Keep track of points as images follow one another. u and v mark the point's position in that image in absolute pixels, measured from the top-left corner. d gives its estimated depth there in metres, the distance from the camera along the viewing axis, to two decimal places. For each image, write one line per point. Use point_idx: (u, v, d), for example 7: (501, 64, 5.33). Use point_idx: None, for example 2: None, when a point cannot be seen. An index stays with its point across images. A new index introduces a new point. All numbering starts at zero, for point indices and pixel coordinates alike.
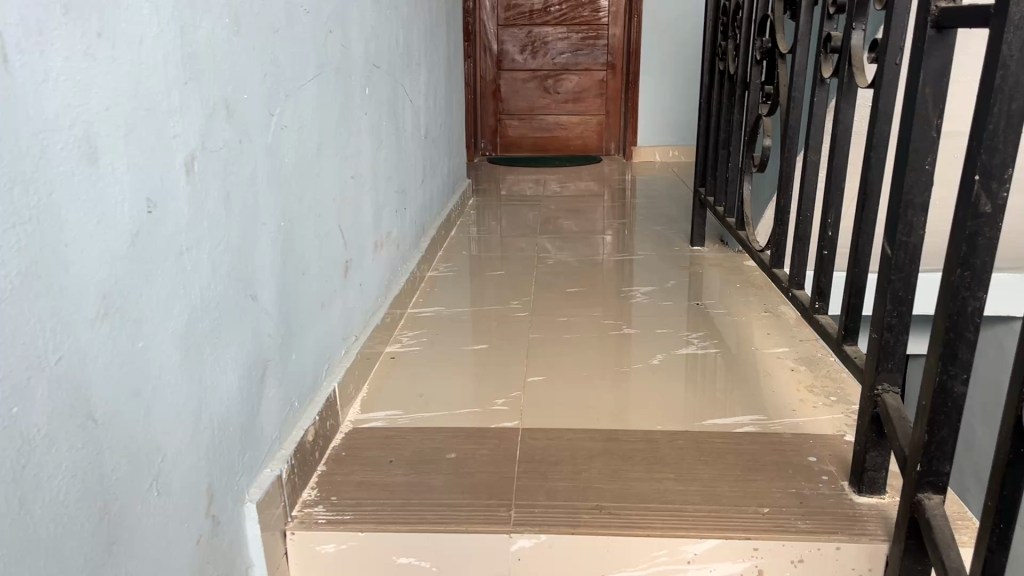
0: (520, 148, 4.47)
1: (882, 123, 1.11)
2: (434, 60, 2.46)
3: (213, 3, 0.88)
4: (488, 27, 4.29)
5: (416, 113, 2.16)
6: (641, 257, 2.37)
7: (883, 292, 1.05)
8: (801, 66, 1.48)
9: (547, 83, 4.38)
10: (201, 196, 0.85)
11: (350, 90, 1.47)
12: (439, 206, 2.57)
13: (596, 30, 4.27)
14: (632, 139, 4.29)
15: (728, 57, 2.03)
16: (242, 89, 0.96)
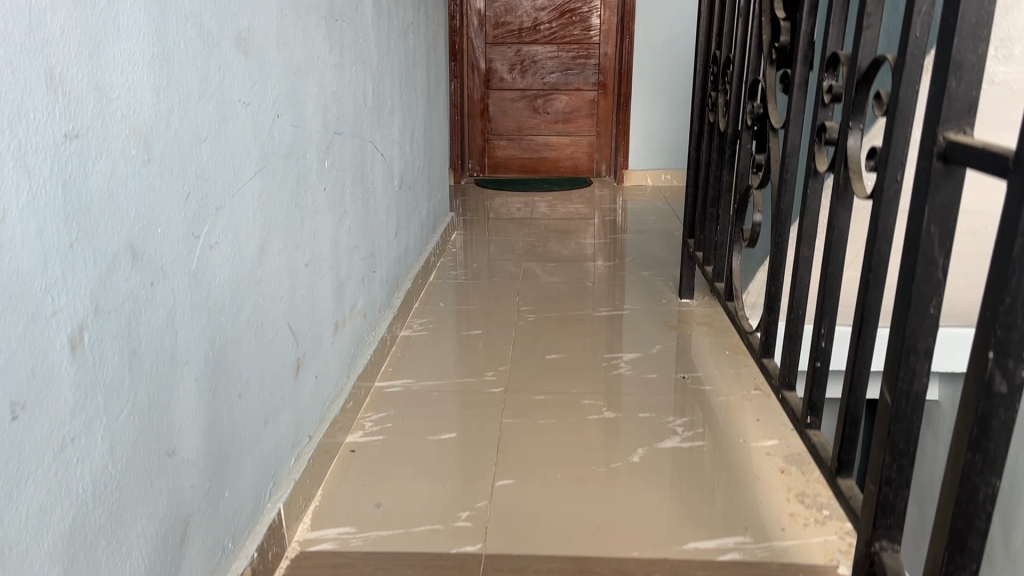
0: (509, 169, 4.36)
1: (882, 243, 1.00)
2: (411, 101, 2.34)
3: (115, 139, 0.77)
4: (476, 45, 4.16)
5: (390, 165, 2.04)
6: (627, 313, 2.25)
7: (882, 441, 0.93)
8: (794, 147, 1.37)
9: (537, 103, 4.26)
10: (93, 368, 0.73)
11: (305, 170, 1.35)
12: (417, 252, 2.45)
13: (586, 49, 4.15)
14: (624, 162, 4.16)
15: (718, 112, 1.92)
16: (154, 223, 0.84)
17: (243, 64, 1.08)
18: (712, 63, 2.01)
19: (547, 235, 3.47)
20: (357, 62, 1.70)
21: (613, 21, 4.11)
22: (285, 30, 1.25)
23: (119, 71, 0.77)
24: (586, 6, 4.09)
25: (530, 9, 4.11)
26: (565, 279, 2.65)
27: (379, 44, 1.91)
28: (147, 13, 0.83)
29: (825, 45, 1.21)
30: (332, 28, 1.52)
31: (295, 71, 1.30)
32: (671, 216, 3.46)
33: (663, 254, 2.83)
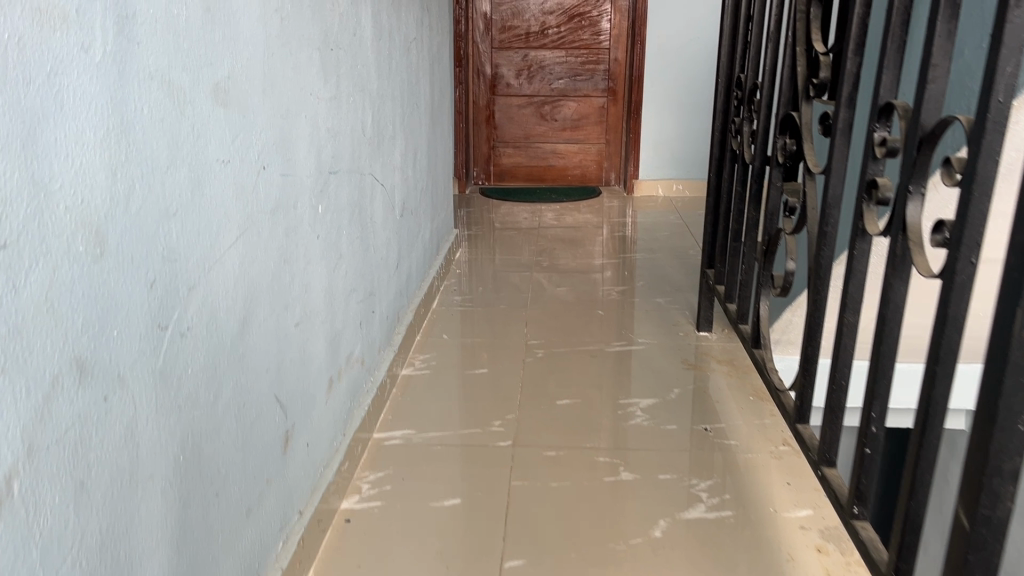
0: (515, 178, 4.23)
1: (952, 331, 0.87)
2: (414, 121, 2.21)
3: (55, 237, 0.64)
4: (481, 50, 4.03)
5: (391, 194, 1.91)
6: (642, 347, 2.12)
7: (956, 569, 0.81)
8: (836, 197, 1.24)
9: (544, 109, 4.12)
10: (25, 521, 0.61)
11: (296, 220, 1.23)
12: (420, 278, 2.33)
13: (595, 54, 4.02)
14: (635, 171, 4.02)
15: (744, 142, 1.80)
16: (109, 325, 0.72)
17: (223, 117, 0.96)
18: (735, 87, 1.89)
19: (554, 245, 3.34)
20: (357, 91, 1.58)
21: (624, 26, 3.97)
22: (271, 68, 1.12)
23: (64, 158, 0.65)
24: (596, 9, 3.95)
25: (538, 13, 3.97)
26: (574, 302, 2.52)
27: (379, 66, 1.78)
28: (101, 80, 0.70)
29: (876, 92, 1.08)
30: (327, 59, 1.39)
31: (284, 113, 1.17)
32: (683, 231, 3.33)
33: (677, 276, 2.71)
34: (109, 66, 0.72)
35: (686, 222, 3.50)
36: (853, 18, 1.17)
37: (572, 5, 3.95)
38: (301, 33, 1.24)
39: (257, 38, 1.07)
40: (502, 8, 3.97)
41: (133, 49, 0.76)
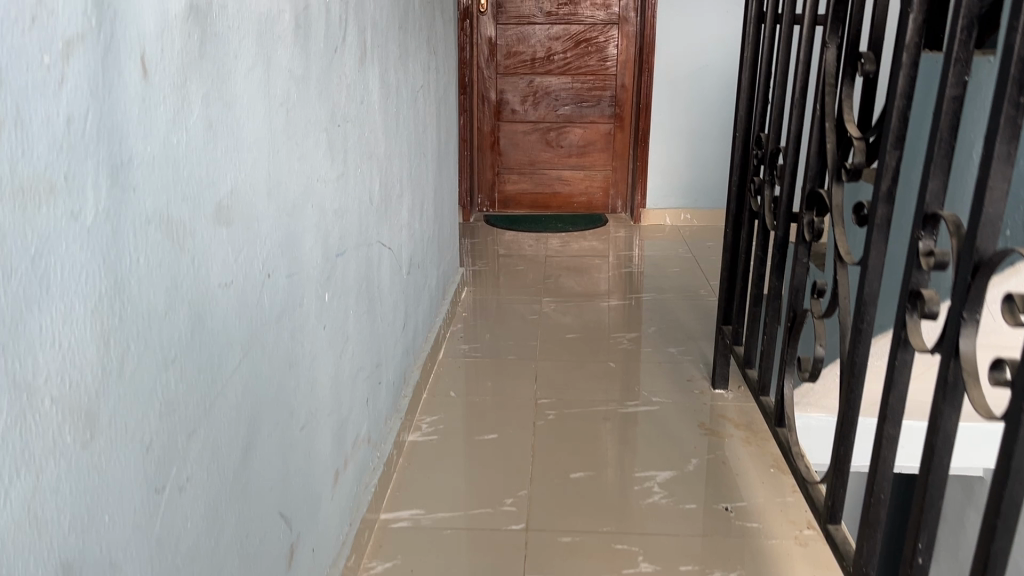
0: (520, 205, 4.17)
1: (1016, 483, 0.80)
2: (420, 171, 2.15)
3: (38, 440, 0.57)
4: (486, 76, 3.98)
5: (398, 255, 1.85)
6: (657, 407, 2.05)
7: None
8: (872, 294, 1.17)
9: (550, 136, 4.06)
10: None
11: (302, 319, 1.16)
12: (427, 329, 2.26)
13: (602, 80, 3.96)
14: (642, 200, 3.95)
15: (766, 207, 1.73)
16: (100, 511, 0.65)
17: (225, 236, 0.89)
18: (754, 147, 1.83)
19: (561, 277, 3.27)
20: (364, 161, 1.52)
21: (631, 52, 3.92)
22: (275, 166, 1.06)
23: (50, 344, 0.58)
24: (602, 35, 3.90)
25: (544, 39, 3.92)
26: (584, 347, 2.44)
27: (386, 126, 1.72)
28: (93, 244, 0.63)
29: (919, 197, 1.01)
30: (335, 138, 1.33)
31: (289, 209, 1.11)
32: (693, 267, 3.27)
33: (688, 321, 2.64)
34: (101, 224, 0.65)
35: (694, 256, 3.43)
36: (892, 109, 1.10)
37: (579, 31, 3.91)
38: (307, 119, 1.18)
39: (261, 139, 1.00)
40: (507, 34, 3.92)
41: (129, 198, 0.69)
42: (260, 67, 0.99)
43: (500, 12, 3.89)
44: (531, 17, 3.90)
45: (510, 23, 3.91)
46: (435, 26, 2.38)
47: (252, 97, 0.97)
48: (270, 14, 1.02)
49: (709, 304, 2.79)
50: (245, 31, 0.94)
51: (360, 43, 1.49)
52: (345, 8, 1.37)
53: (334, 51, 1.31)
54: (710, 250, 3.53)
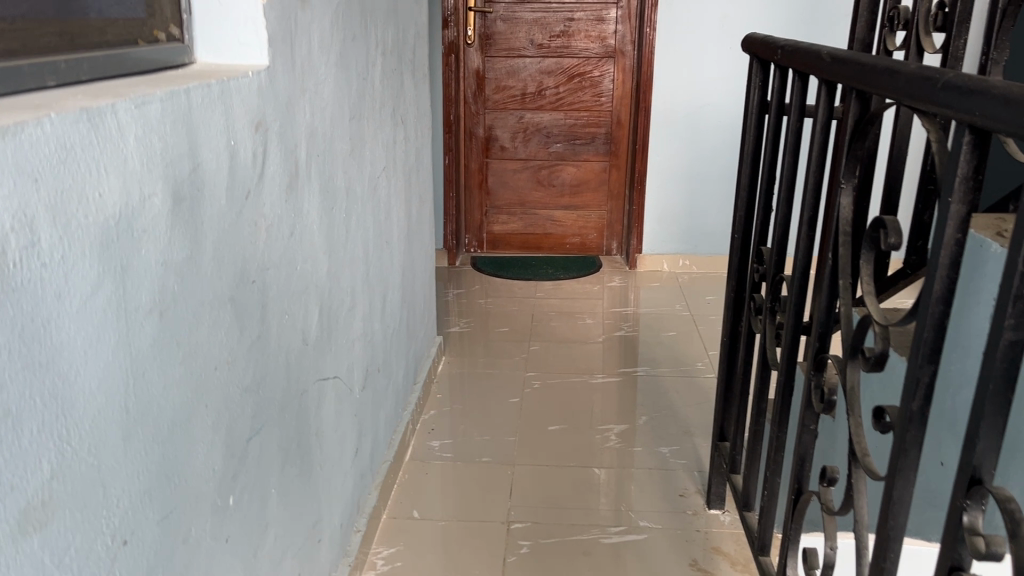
0: (509, 246, 3.98)
1: None
2: (383, 263, 1.93)
3: None
4: (473, 111, 3.78)
5: (348, 377, 1.63)
6: (644, 536, 1.82)
7: None
8: (898, 528, 0.94)
9: (541, 175, 3.86)
10: None
11: (188, 557, 0.94)
12: (391, 430, 2.05)
13: (597, 117, 3.76)
14: (638, 245, 3.72)
15: (766, 336, 1.51)
16: None
17: (33, 546, 0.67)
18: (754, 260, 1.61)
19: (548, 334, 3.03)
20: (294, 301, 1.30)
21: (628, 87, 3.71)
22: (142, 390, 0.84)
23: None
24: (598, 69, 3.70)
25: (535, 72, 3.71)
26: (566, 444, 2.21)
27: (330, 243, 1.50)
28: None
29: (965, 450, 0.78)
30: (246, 301, 1.11)
31: (167, 432, 0.89)
32: (690, 329, 3.03)
33: (683, 410, 2.41)
34: None
35: (693, 313, 3.20)
36: (924, 314, 0.87)
37: (572, 64, 3.70)
38: (200, 302, 0.96)
39: (112, 373, 0.78)
40: (496, 67, 3.71)
41: None
42: (111, 284, 0.77)
43: (488, 44, 3.68)
44: (522, 49, 3.69)
45: (500, 56, 3.70)
46: (404, 92, 2.15)
47: (96, 330, 0.75)
48: (127, 210, 0.79)
49: (705, 386, 2.56)
50: (78, 254, 0.71)
51: (289, 166, 1.27)
52: (263, 138, 1.15)
53: (245, 197, 1.09)
54: (709, 305, 3.30)
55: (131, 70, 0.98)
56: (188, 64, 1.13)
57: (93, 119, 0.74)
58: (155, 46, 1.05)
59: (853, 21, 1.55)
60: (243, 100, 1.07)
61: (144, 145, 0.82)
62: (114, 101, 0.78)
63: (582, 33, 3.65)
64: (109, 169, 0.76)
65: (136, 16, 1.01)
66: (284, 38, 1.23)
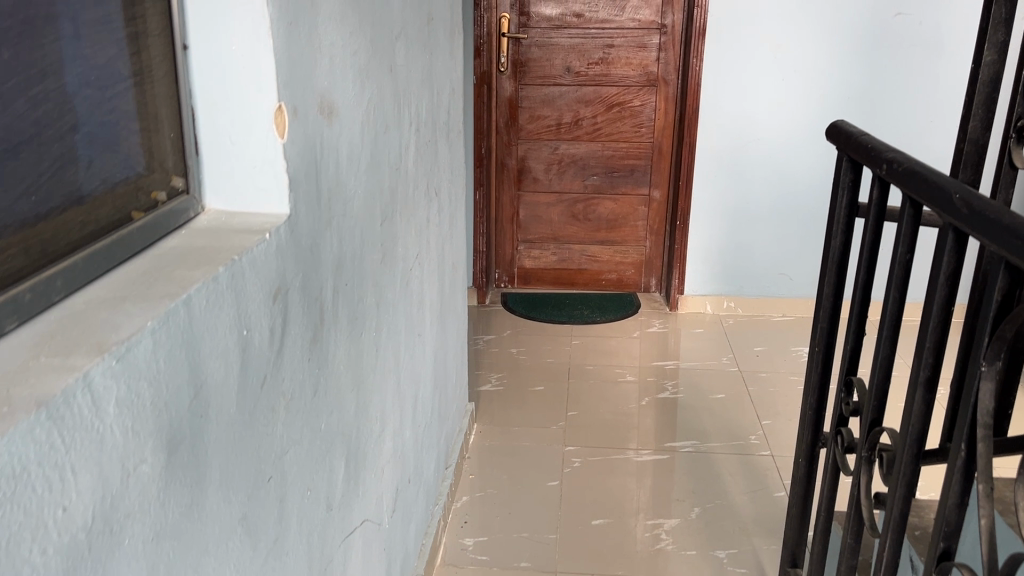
0: (542, 281, 3.81)
1: None
2: (415, 361, 1.74)
3: None
4: (506, 141, 3.61)
5: (378, 514, 1.45)
6: None
7: None
8: None
9: (576, 209, 3.68)
10: None
11: None
12: (421, 537, 1.86)
13: (637, 149, 3.56)
14: (679, 285, 3.51)
15: (859, 486, 1.31)
16: None
17: None
18: (842, 390, 1.41)
19: (586, 394, 2.81)
20: (317, 470, 1.11)
21: (670, 117, 3.51)
22: None
23: None
24: (638, 98, 3.49)
25: (571, 101, 3.52)
26: (612, 548, 2.02)
27: (359, 378, 1.32)
28: None
29: None
30: (261, 506, 0.92)
31: None
32: (740, 392, 2.82)
33: (738, 501, 2.20)
34: None
35: (741, 370, 2.99)
36: None
37: (611, 93, 3.50)
38: (203, 548, 0.78)
39: None
40: (531, 95, 3.53)
41: None
42: None
43: (522, 72, 3.50)
44: (558, 76, 3.49)
45: (534, 83, 3.51)
46: (438, 161, 1.98)
47: None
48: (104, 505, 0.60)
49: (761, 469, 2.35)
50: None
51: (314, 317, 1.09)
52: (284, 305, 0.97)
53: (260, 386, 0.90)
54: (758, 359, 3.08)
55: (123, 256, 0.80)
56: (194, 218, 0.95)
57: (56, 412, 0.55)
58: (153, 211, 0.88)
59: (962, 120, 1.35)
60: (258, 276, 0.89)
61: (128, 401, 0.64)
62: (85, 365, 0.59)
63: (622, 60, 3.44)
64: (76, 469, 0.57)
65: (131, 182, 0.83)
66: (309, 172, 1.05)
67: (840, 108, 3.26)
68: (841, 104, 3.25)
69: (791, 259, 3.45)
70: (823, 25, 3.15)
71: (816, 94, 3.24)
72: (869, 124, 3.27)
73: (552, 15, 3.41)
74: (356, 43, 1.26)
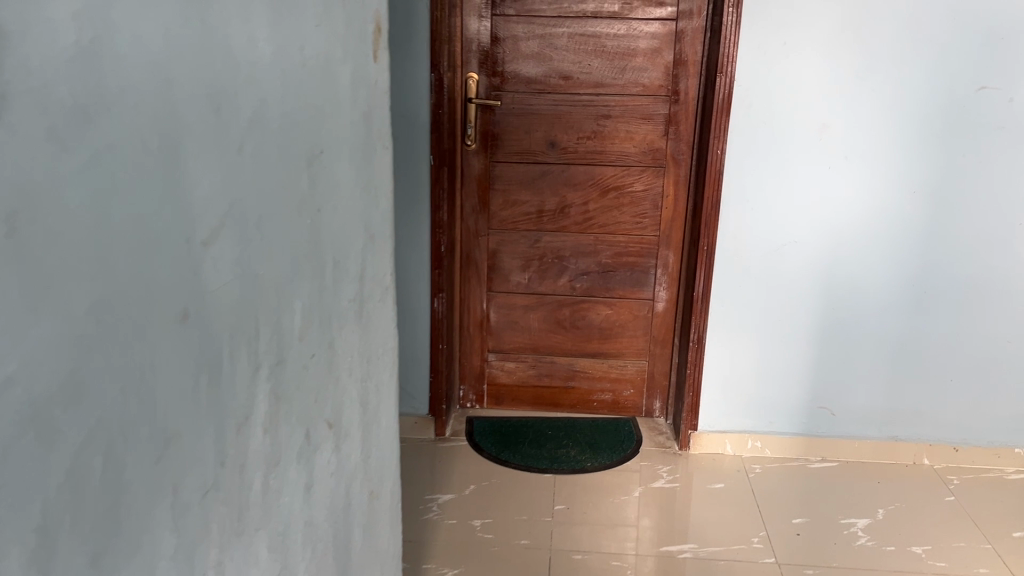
0: (517, 401, 3.06)
1: None
2: None
3: None
4: (473, 231, 2.88)
5: None
6: None
7: None
8: None
9: (561, 314, 2.95)
10: None
11: None
12: None
13: (638, 244, 2.84)
14: (691, 418, 2.78)
15: None
16: None
17: None
18: None
19: None
20: None
21: (680, 206, 2.79)
22: None
23: None
24: (641, 182, 2.77)
25: (555, 183, 2.79)
26: None
27: None
28: None
29: None
30: None
31: None
32: None
33: None
34: None
35: (780, 563, 2.24)
36: None
37: (606, 175, 2.77)
38: None
39: None
40: (506, 174, 2.80)
41: None
42: None
43: (494, 146, 2.77)
44: (540, 153, 2.76)
45: (510, 160, 2.78)
46: (336, 370, 1.24)
47: None
48: None
49: None
50: None
51: None
52: None
53: None
54: (800, 542, 2.34)
55: None
56: None
57: None
58: None
59: None
60: None
61: None
62: None
63: (621, 134, 2.72)
64: None
65: None
66: None
67: (900, 205, 2.54)
68: (902, 199, 2.53)
69: (830, 390, 2.73)
70: (882, 100, 2.44)
71: (872, 187, 2.53)
72: (938, 224, 2.55)
73: (533, 75, 2.69)
74: (5, 359, 0.52)
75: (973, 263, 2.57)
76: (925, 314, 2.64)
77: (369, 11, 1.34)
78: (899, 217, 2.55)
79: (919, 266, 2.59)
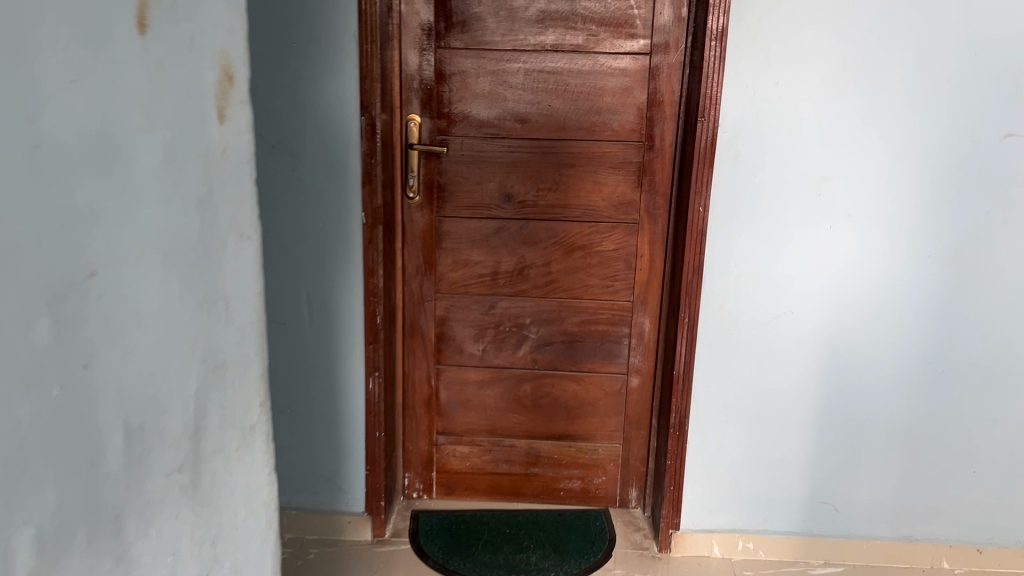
0: (471, 489, 2.65)
1: None
2: None
3: None
4: (417, 296, 2.47)
5: None
6: None
7: None
8: None
9: (521, 391, 2.55)
10: None
11: None
12: None
13: (608, 311, 2.45)
14: (671, 516, 2.38)
15: None
16: None
17: None
18: None
19: None
20: None
21: (656, 268, 2.40)
22: None
23: None
24: (611, 240, 2.38)
25: (512, 241, 2.40)
26: None
27: None
28: None
29: None
30: None
31: None
32: None
33: None
34: None
35: None
36: None
37: (570, 232, 2.38)
38: None
39: None
40: (455, 231, 2.40)
41: None
42: None
43: (439, 199, 2.37)
44: (493, 207, 2.37)
45: (458, 215, 2.38)
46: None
47: None
48: None
49: None
50: None
51: None
52: None
53: None
54: None
55: None
56: None
57: None
58: None
59: None
60: None
61: None
62: None
63: (587, 185, 2.34)
64: None
65: None
66: None
67: (913, 270, 2.16)
68: (915, 264, 2.15)
69: (833, 483, 2.34)
70: (892, 148, 2.07)
71: (881, 249, 2.15)
72: (959, 292, 2.17)
73: (484, 118, 2.30)
74: None
75: (1000, 338, 2.20)
76: (944, 396, 2.25)
77: (208, 53, 0.94)
78: (913, 284, 2.17)
79: (935, 341, 2.21)
